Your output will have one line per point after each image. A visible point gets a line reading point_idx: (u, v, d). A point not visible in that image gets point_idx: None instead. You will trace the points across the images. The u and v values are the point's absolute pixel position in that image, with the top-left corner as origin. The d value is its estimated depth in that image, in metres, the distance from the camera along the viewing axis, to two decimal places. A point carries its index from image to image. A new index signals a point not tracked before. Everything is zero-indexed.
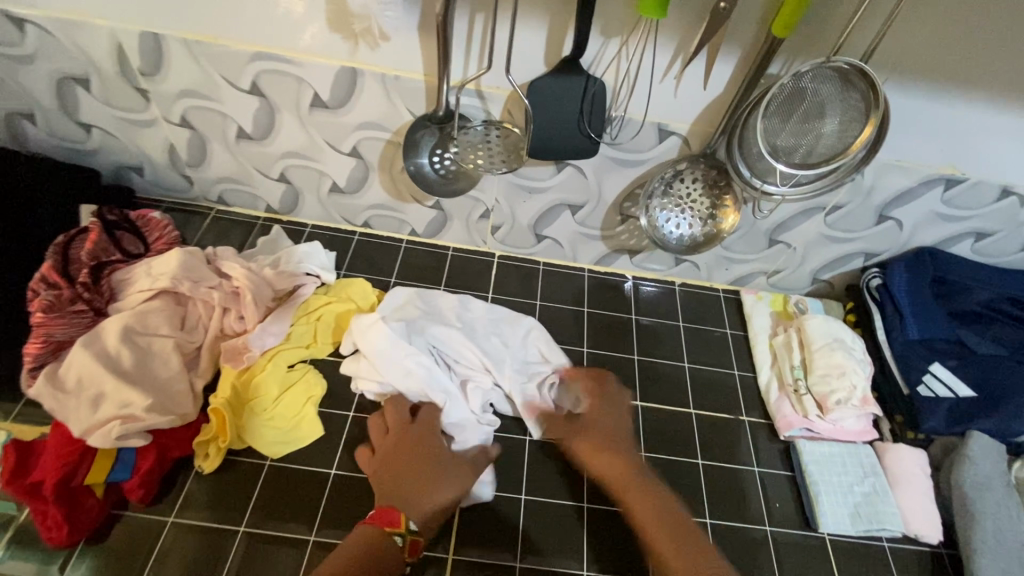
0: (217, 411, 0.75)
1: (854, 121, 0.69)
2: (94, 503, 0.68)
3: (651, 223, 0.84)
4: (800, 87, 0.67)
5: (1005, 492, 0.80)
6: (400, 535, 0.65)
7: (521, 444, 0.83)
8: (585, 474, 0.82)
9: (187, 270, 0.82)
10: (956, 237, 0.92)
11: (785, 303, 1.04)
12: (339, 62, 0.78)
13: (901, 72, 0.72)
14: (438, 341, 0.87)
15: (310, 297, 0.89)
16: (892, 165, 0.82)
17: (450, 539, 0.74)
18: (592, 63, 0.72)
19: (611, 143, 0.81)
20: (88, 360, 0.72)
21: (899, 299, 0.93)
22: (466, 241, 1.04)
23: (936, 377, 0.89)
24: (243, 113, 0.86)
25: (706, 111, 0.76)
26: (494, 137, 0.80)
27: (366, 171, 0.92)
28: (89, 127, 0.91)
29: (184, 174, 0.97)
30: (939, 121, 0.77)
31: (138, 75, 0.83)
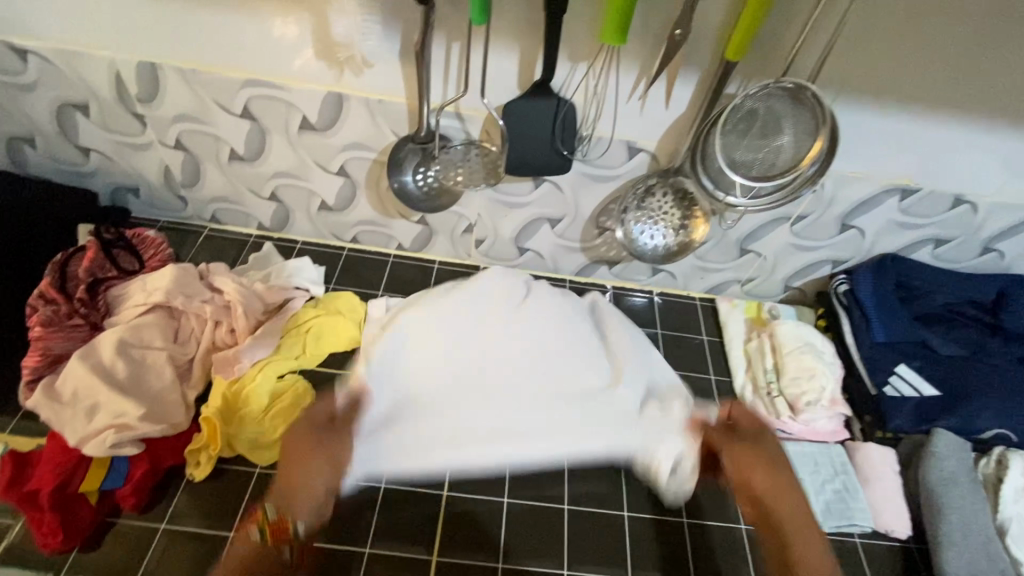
0: (209, 419, 0.77)
1: (805, 137, 0.74)
2: (88, 510, 0.70)
3: (627, 236, 0.89)
4: (753, 106, 0.73)
5: (971, 487, 0.83)
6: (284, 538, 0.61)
7: None
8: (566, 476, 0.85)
9: (180, 285, 0.85)
10: (917, 243, 0.97)
11: (758, 310, 1.08)
12: (325, 87, 0.82)
13: (848, 90, 0.77)
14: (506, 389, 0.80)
15: (300, 310, 0.93)
16: (850, 177, 0.87)
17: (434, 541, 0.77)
18: (561, 85, 0.77)
19: (583, 160, 0.85)
20: (84, 371, 0.75)
21: (865, 305, 0.97)
22: (452, 255, 1.08)
23: (902, 377, 0.93)
24: (235, 136, 0.90)
25: (671, 129, 0.81)
26: (473, 156, 0.86)
27: (353, 189, 0.96)
28: (87, 151, 0.96)
29: (178, 194, 1.02)
30: (886, 134, 0.82)
31: (135, 102, 0.88)
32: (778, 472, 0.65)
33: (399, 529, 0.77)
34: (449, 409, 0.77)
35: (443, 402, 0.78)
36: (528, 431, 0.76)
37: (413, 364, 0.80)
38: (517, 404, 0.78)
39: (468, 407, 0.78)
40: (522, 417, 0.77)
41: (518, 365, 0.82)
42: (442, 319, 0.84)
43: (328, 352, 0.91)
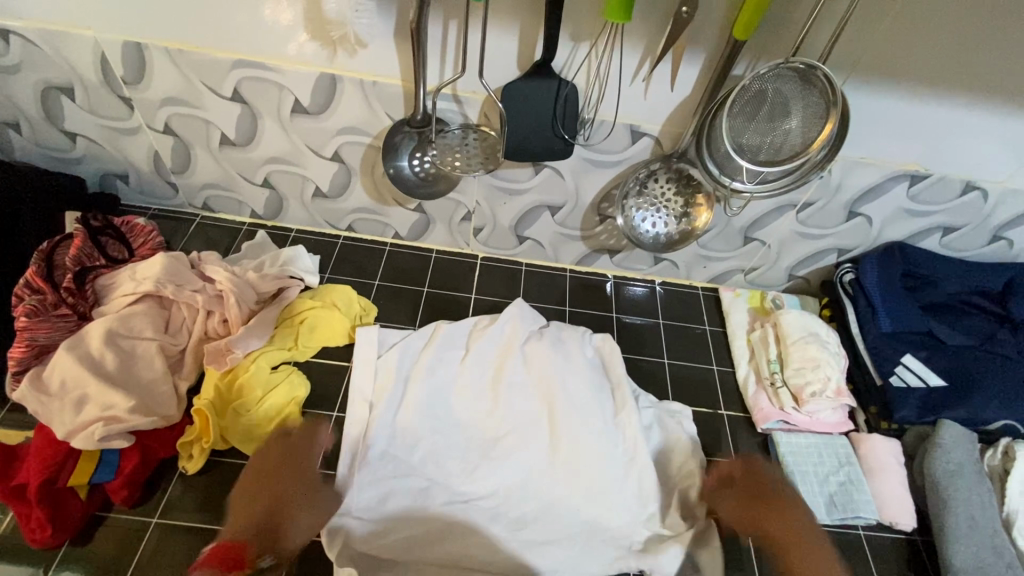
0: (201, 411, 0.75)
1: (814, 121, 0.72)
2: (78, 504, 0.69)
3: (628, 223, 0.86)
4: (761, 88, 0.70)
5: (977, 479, 0.82)
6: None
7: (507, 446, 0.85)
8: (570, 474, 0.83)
9: (171, 274, 0.83)
10: (924, 232, 0.95)
11: (762, 299, 1.06)
12: (318, 69, 0.80)
13: (859, 71, 0.74)
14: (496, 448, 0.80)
15: (295, 300, 0.91)
16: (859, 163, 0.85)
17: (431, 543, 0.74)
18: (563, 66, 0.74)
19: (585, 145, 0.83)
20: (72, 362, 0.73)
21: (871, 292, 0.95)
22: (450, 244, 1.06)
23: (908, 368, 0.91)
24: (226, 120, 0.88)
25: (676, 112, 0.79)
26: (471, 140, 0.83)
27: (348, 175, 0.94)
28: (73, 136, 0.93)
29: (169, 180, 0.99)
30: (897, 118, 0.79)
31: (121, 84, 0.85)
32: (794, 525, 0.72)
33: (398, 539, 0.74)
34: (457, 468, 0.79)
35: (448, 461, 0.79)
36: (540, 511, 0.77)
37: (416, 430, 0.81)
38: (528, 484, 0.78)
39: (475, 460, 0.79)
40: (536, 494, 0.77)
41: (518, 449, 0.80)
42: (441, 391, 0.84)
43: (323, 343, 0.90)
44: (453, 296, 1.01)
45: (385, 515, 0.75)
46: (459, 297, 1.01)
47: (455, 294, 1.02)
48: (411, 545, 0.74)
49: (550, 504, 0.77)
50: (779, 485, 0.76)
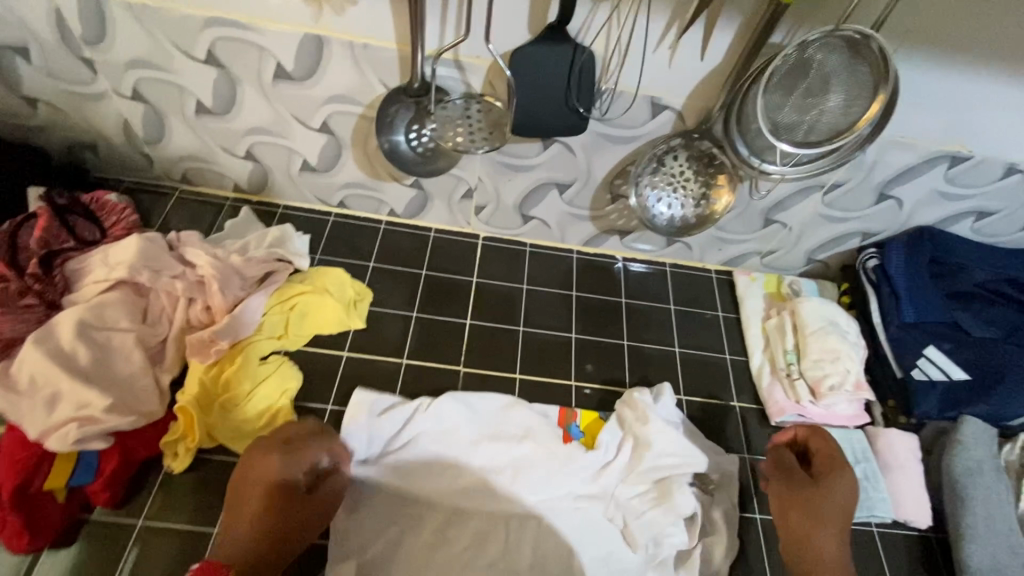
0: (185, 409, 0.71)
1: (860, 96, 0.64)
2: (56, 507, 0.65)
3: (641, 203, 0.78)
4: (804, 59, 0.62)
5: (996, 477, 0.80)
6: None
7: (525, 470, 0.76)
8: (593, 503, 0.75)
9: (147, 258, 0.76)
10: (956, 217, 0.89)
11: (779, 285, 1.01)
12: (302, 29, 0.71)
13: (911, 41, 0.67)
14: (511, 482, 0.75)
15: (284, 284, 0.84)
16: (897, 143, 0.78)
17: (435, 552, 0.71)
18: (580, 30, 0.67)
19: (600, 118, 0.75)
20: (40, 358, 0.67)
21: (895, 280, 0.90)
22: (450, 222, 0.99)
23: (931, 360, 0.87)
24: (202, 85, 0.79)
25: (703, 83, 0.71)
26: (474, 111, 0.73)
27: (338, 148, 0.86)
28: (33, 101, 0.84)
29: (143, 152, 0.91)
30: (946, 94, 0.72)
31: (81, 44, 0.75)
32: (820, 523, 0.66)
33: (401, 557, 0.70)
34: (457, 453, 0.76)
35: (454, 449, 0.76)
36: (547, 484, 0.76)
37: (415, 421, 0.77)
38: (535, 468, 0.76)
39: (482, 446, 0.77)
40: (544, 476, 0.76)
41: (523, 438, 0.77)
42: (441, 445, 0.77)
43: (315, 330, 0.85)
44: (453, 279, 0.95)
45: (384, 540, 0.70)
46: (459, 280, 0.95)
47: (455, 277, 0.96)
48: (416, 546, 0.70)
49: (551, 485, 0.76)
50: (834, 492, 0.67)
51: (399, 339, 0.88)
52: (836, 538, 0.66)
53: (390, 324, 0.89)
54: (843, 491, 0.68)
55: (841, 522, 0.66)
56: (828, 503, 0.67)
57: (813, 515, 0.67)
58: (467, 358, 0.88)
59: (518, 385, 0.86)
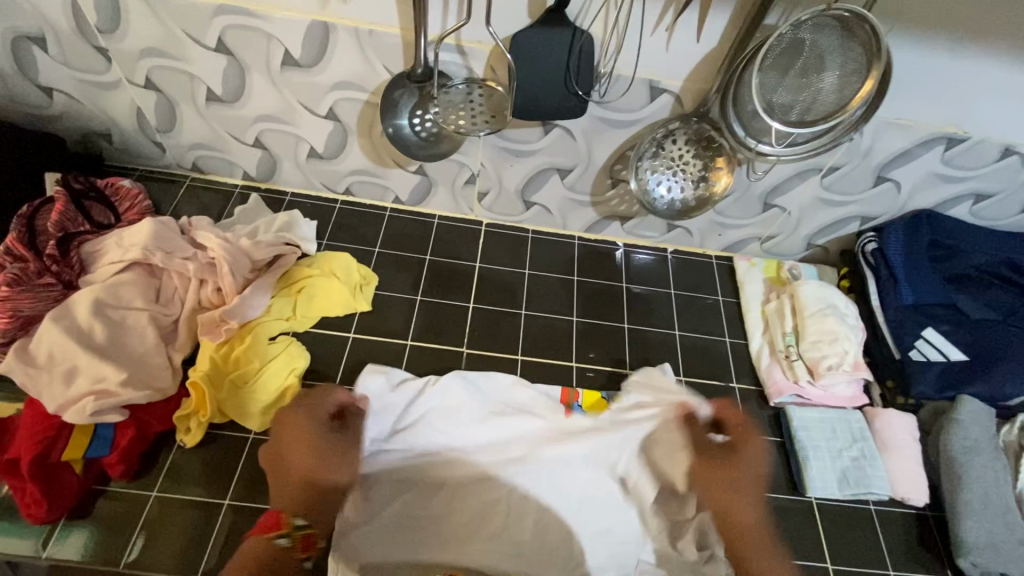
0: (197, 384, 0.73)
1: (854, 75, 0.65)
2: (73, 478, 0.67)
3: (641, 186, 0.80)
4: (797, 39, 0.64)
5: (994, 456, 0.80)
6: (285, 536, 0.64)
7: (524, 448, 0.78)
8: (591, 480, 0.77)
9: (159, 241, 0.79)
10: (955, 199, 0.90)
11: (778, 270, 1.02)
12: (309, 17, 0.73)
13: (905, 22, 0.68)
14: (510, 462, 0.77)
15: (291, 268, 0.87)
16: (893, 124, 0.79)
17: (436, 525, 0.73)
18: (578, 14, 0.68)
19: (599, 102, 0.77)
20: (59, 335, 0.70)
21: (894, 263, 0.91)
22: (453, 209, 1.01)
23: (929, 342, 0.88)
24: (212, 73, 0.81)
25: (700, 66, 0.73)
26: (477, 96, 0.75)
27: (344, 135, 0.88)
28: (50, 91, 0.86)
29: (155, 140, 0.93)
30: (940, 74, 0.73)
31: (96, 33, 0.78)
32: (732, 486, 0.69)
33: (403, 527, 0.72)
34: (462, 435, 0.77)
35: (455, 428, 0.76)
36: (551, 460, 0.77)
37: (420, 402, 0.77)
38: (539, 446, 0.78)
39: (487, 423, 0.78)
40: (547, 452, 0.77)
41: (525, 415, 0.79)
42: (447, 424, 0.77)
43: (322, 313, 0.87)
44: (456, 264, 0.97)
45: (385, 514, 0.72)
46: (462, 266, 0.97)
47: (458, 262, 0.98)
48: (421, 516, 0.73)
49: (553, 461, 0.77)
50: (744, 460, 0.70)
51: (404, 322, 0.90)
52: (756, 500, 0.68)
53: (395, 307, 0.91)
54: (756, 456, 0.70)
55: (756, 486, 0.69)
56: (741, 470, 0.69)
57: (729, 479, 0.69)
58: (470, 340, 0.89)
59: (520, 367, 0.88)
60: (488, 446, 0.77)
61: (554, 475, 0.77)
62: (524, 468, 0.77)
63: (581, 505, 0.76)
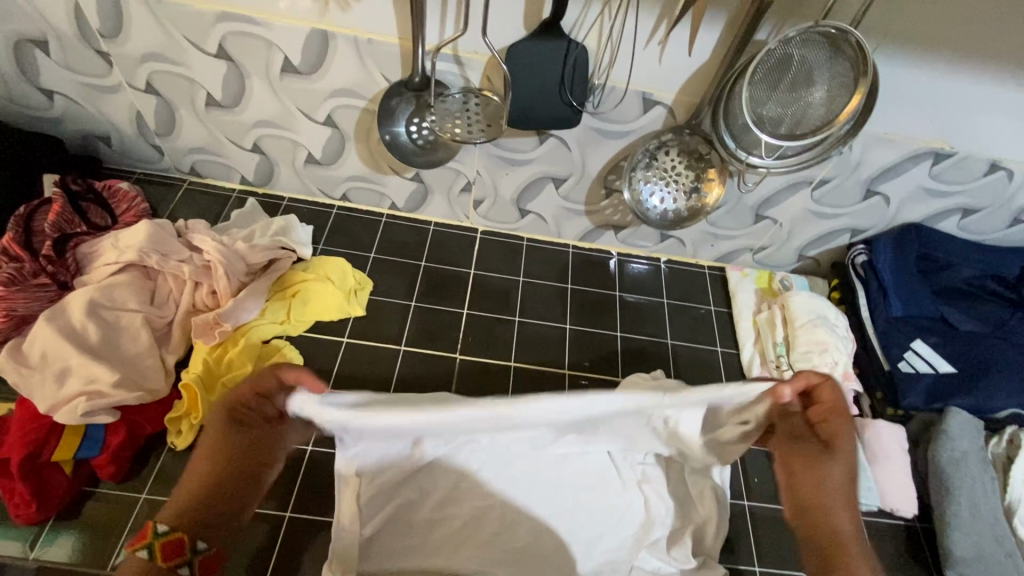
0: (189, 386, 0.73)
1: (841, 91, 0.67)
2: (62, 480, 0.67)
3: (634, 197, 0.81)
4: (786, 55, 0.65)
5: (982, 468, 0.81)
6: (146, 547, 0.47)
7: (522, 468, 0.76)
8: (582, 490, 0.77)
9: (155, 243, 0.79)
10: (943, 213, 0.91)
11: (770, 280, 1.03)
12: (308, 25, 0.74)
13: (891, 40, 0.69)
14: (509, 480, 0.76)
15: (286, 272, 0.88)
16: (882, 139, 0.80)
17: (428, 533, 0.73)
18: (572, 27, 0.70)
19: (593, 113, 0.78)
20: (52, 335, 0.70)
21: (884, 276, 0.92)
22: (448, 216, 1.02)
23: (917, 353, 0.89)
24: (212, 78, 0.82)
25: (691, 80, 0.74)
26: (473, 105, 0.76)
27: (341, 141, 0.89)
28: (50, 93, 0.87)
29: (154, 144, 0.94)
30: (927, 91, 0.75)
31: (98, 37, 0.79)
32: (826, 491, 0.58)
33: (396, 533, 0.72)
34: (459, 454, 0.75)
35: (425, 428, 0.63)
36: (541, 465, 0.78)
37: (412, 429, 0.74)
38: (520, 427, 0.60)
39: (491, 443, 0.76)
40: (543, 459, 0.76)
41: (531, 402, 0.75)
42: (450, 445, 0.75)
43: (317, 316, 0.87)
44: (451, 270, 0.98)
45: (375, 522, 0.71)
46: (457, 272, 0.98)
47: (453, 269, 0.98)
48: (416, 521, 0.73)
49: (546, 467, 0.76)
50: (838, 451, 0.59)
51: (398, 328, 0.90)
52: (850, 509, 0.57)
53: (388, 312, 0.91)
54: (853, 453, 0.59)
55: (849, 492, 0.58)
56: (836, 472, 0.58)
57: (819, 483, 0.58)
58: (463, 345, 0.90)
59: (512, 373, 0.88)
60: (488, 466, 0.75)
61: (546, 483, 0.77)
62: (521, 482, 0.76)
63: (573, 512, 0.76)
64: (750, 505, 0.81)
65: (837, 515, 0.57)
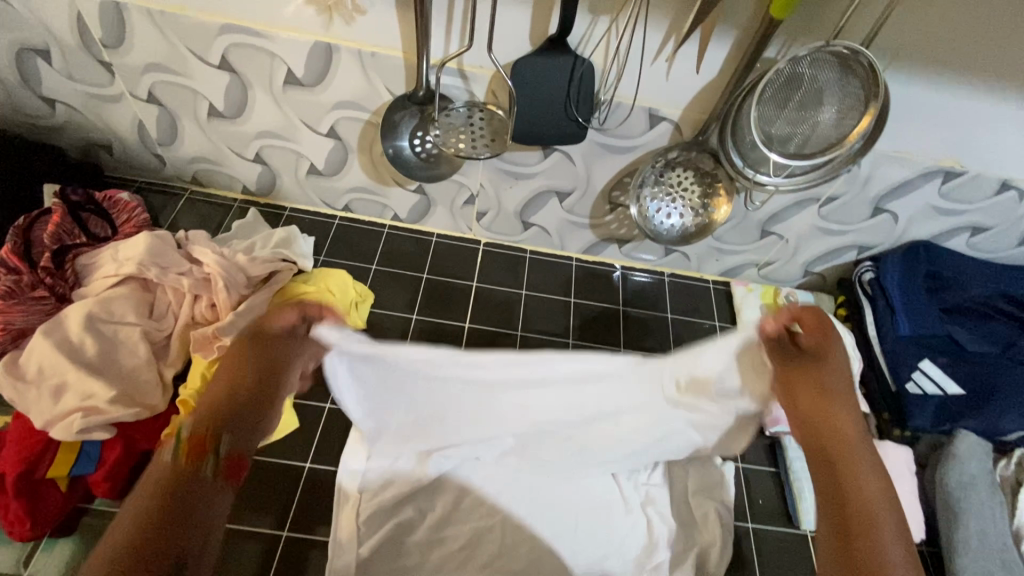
0: (186, 403, 0.72)
1: (851, 111, 0.66)
2: (58, 496, 0.66)
3: (642, 213, 0.81)
4: (795, 74, 0.64)
5: (990, 492, 0.80)
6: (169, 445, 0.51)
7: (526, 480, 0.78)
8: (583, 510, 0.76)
9: (155, 255, 0.78)
10: (951, 231, 0.90)
11: (775, 296, 1.03)
12: (312, 38, 0.73)
13: (902, 59, 0.68)
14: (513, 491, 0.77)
15: (286, 283, 0.86)
16: (891, 157, 0.79)
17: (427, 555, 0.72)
18: (579, 43, 0.69)
19: (599, 128, 0.78)
20: (49, 349, 0.69)
21: (892, 293, 0.91)
22: (451, 228, 1.01)
23: (925, 374, 0.87)
24: (214, 89, 0.81)
25: (699, 96, 0.73)
26: (477, 120, 0.76)
27: (345, 153, 0.88)
28: (52, 101, 0.87)
29: (156, 153, 0.93)
30: (938, 110, 0.73)
31: (100, 47, 0.78)
32: (832, 400, 0.60)
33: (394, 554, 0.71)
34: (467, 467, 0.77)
35: (433, 398, 0.66)
36: (542, 481, 0.78)
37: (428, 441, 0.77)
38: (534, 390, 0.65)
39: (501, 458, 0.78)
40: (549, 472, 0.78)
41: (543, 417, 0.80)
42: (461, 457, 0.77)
43: None
44: (454, 283, 0.97)
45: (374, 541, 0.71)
46: (460, 285, 0.97)
47: (455, 281, 0.97)
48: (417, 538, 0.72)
49: (560, 465, 0.78)
50: (834, 363, 0.61)
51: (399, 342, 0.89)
52: (854, 410, 0.60)
53: (389, 326, 0.91)
54: (842, 360, 0.62)
55: (846, 392, 0.61)
56: (830, 376, 0.61)
57: (835, 428, 0.60)
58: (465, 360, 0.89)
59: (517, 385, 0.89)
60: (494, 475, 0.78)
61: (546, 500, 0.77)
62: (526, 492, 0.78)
63: (573, 533, 0.75)
64: (755, 527, 0.79)
65: (837, 412, 0.60)
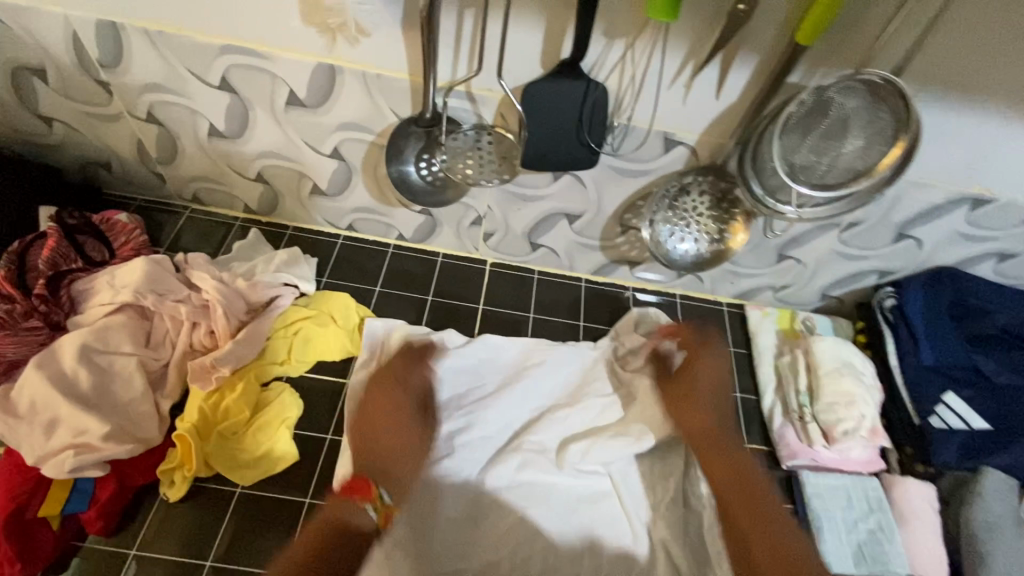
0: (183, 437, 0.70)
1: (879, 141, 0.63)
2: (48, 536, 0.64)
3: (654, 238, 0.78)
4: (822, 102, 0.61)
5: (1017, 534, 0.76)
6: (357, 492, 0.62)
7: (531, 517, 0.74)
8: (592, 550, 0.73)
9: (152, 282, 0.76)
10: (978, 258, 0.87)
11: (791, 320, 0.98)
12: (315, 59, 0.71)
13: (934, 85, 0.65)
14: (532, 492, 0.76)
15: (288, 309, 0.83)
16: (917, 184, 0.76)
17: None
18: (593, 66, 0.66)
19: (612, 153, 0.75)
20: (41, 382, 0.67)
21: (914, 321, 0.88)
22: (457, 247, 0.98)
23: (950, 408, 0.84)
24: (215, 109, 0.79)
25: (718, 121, 0.70)
26: (485, 143, 0.73)
27: (348, 173, 0.85)
28: (49, 120, 0.84)
29: (156, 171, 0.91)
30: (969, 137, 0.70)
31: (97, 67, 0.76)
32: (692, 403, 0.75)
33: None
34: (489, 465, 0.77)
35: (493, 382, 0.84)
36: (561, 486, 0.77)
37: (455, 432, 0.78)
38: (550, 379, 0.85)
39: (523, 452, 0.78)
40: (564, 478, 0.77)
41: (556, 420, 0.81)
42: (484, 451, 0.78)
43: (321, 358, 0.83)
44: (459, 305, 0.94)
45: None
46: (465, 307, 0.94)
47: (461, 303, 0.95)
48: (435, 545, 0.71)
49: (580, 478, 0.77)
50: (699, 369, 0.77)
51: None
52: (711, 395, 0.74)
53: None
54: (715, 364, 0.77)
55: (709, 395, 0.75)
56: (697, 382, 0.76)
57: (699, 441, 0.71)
58: None
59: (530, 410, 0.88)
60: (514, 477, 0.77)
61: (564, 508, 0.76)
62: (541, 493, 0.76)
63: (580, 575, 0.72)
64: None
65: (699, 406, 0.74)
